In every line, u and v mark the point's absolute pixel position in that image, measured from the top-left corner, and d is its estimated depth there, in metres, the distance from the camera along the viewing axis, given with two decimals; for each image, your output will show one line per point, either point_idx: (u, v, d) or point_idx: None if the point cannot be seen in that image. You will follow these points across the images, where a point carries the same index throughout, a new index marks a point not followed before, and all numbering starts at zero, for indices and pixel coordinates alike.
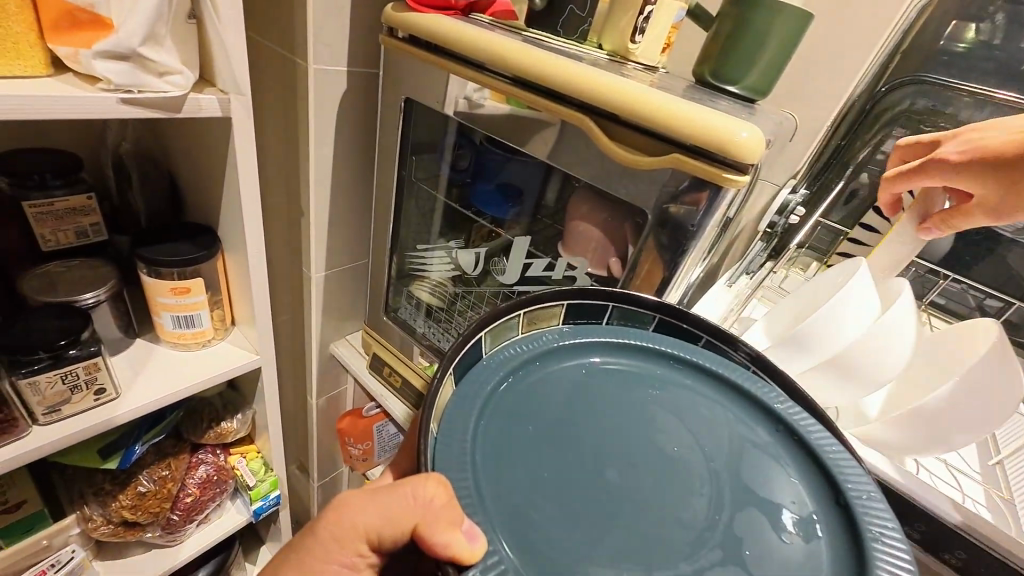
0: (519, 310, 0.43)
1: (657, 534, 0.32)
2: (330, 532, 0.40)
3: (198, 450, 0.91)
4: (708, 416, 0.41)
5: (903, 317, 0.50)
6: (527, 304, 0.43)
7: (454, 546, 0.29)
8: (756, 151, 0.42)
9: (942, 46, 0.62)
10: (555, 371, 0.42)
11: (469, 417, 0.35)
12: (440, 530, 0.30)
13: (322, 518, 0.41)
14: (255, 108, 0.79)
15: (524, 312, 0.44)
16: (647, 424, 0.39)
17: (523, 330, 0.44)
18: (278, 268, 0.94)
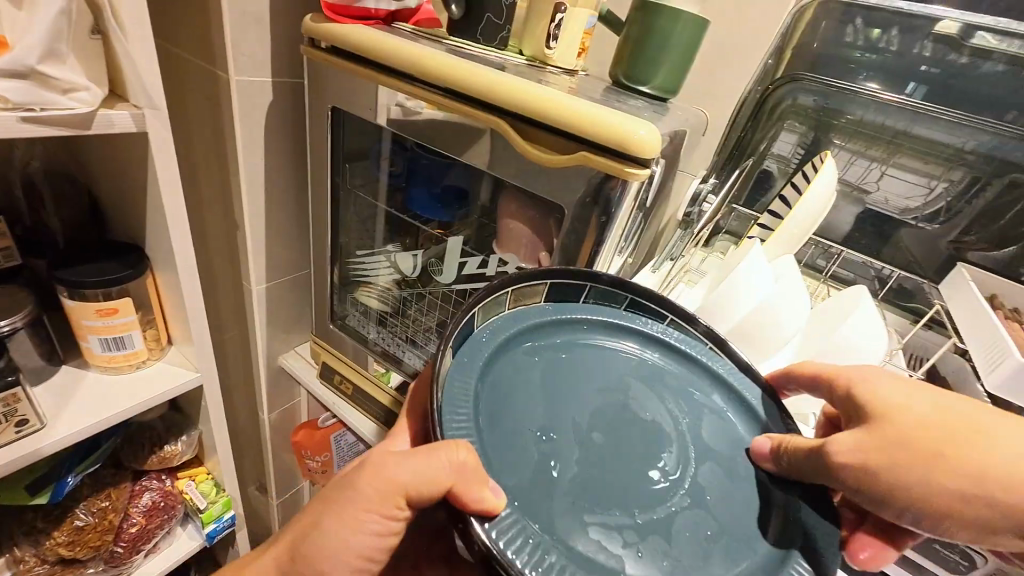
0: (507, 287, 0.45)
1: (638, 487, 0.36)
2: (370, 487, 0.40)
3: (142, 477, 0.88)
4: (675, 385, 0.44)
5: (792, 287, 0.54)
6: (514, 282, 0.45)
7: (487, 499, 0.31)
8: (653, 146, 0.46)
9: (818, 48, 0.68)
10: (536, 349, 0.44)
11: (469, 391, 0.37)
12: (473, 488, 0.31)
13: (361, 474, 0.41)
14: (179, 121, 0.78)
15: (512, 289, 0.45)
16: (626, 392, 0.42)
17: (509, 305, 0.47)
18: (218, 282, 0.92)
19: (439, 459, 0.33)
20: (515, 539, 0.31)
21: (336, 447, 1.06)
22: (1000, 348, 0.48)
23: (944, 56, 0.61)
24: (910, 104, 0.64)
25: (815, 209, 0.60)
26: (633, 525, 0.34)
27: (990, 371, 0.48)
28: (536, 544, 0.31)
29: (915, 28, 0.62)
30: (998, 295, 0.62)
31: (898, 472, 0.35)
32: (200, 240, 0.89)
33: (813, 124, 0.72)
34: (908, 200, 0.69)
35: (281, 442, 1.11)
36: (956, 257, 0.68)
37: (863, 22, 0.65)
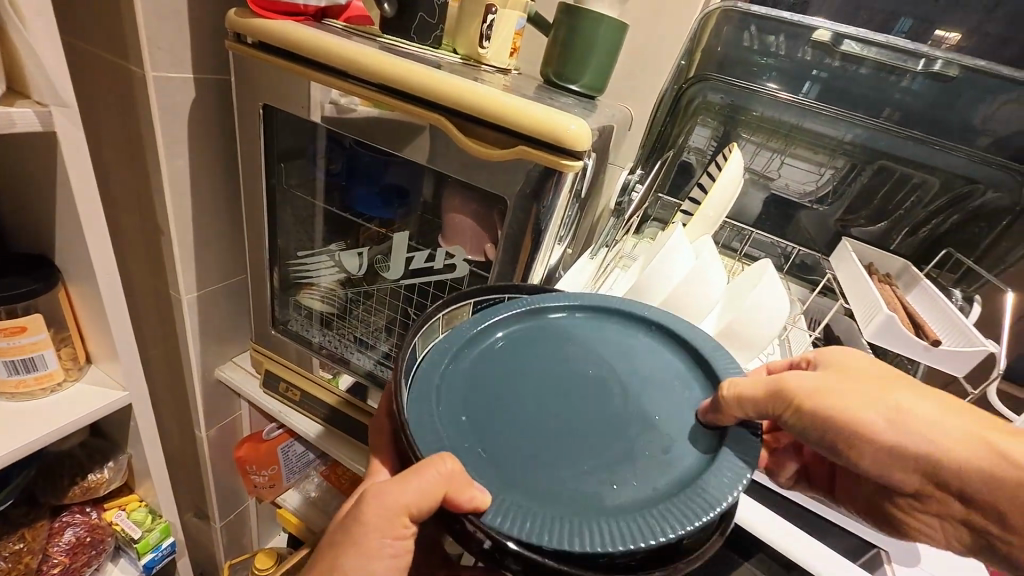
0: (435, 312, 0.49)
1: (597, 433, 0.40)
2: (375, 517, 0.40)
3: (60, 513, 0.80)
4: (597, 337, 0.49)
5: (711, 263, 0.60)
6: (444, 305, 0.50)
7: (475, 500, 0.34)
8: (584, 140, 0.50)
9: (720, 51, 0.75)
10: (482, 350, 0.46)
11: (430, 408, 0.40)
12: (462, 491, 0.34)
13: (363, 509, 0.41)
14: (88, 120, 0.72)
15: (443, 313, 0.50)
16: (567, 356, 0.46)
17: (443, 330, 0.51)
18: (140, 294, 0.86)
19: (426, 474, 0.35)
20: (509, 513, 0.34)
21: (283, 458, 1.02)
22: (874, 304, 0.56)
23: (820, 59, 0.70)
24: (801, 102, 0.73)
25: (726, 194, 0.68)
26: (604, 464, 0.38)
27: (868, 324, 0.56)
28: (527, 510, 0.35)
29: (798, 35, 0.70)
30: (874, 263, 0.74)
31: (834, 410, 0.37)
32: (118, 249, 0.83)
33: (722, 119, 0.80)
34: (804, 185, 0.80)
35: (223, 460, 1.06)
36: (842, 233, 0.80)
37: (757, 29, 0.71)
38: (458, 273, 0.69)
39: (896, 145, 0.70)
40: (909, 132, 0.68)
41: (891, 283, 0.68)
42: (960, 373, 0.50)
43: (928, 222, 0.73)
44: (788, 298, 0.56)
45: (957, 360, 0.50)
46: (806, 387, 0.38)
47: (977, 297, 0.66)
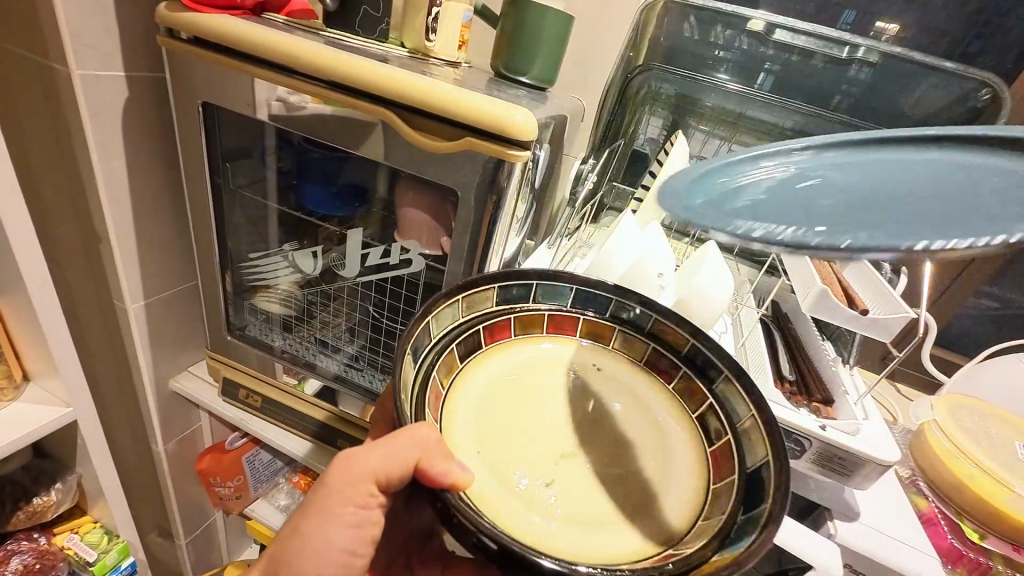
0: (455, 293, 0.48)
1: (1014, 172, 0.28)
2: (346, 477, 0.42)
3: (5, 542, 0.75)
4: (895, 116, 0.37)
5: (659, 248, 0.62)
6: (462, 290, 0.49)
7: (452, 475, 0.36)
8: (531, 130, 0.50)
9: (664, 42, 0.77)
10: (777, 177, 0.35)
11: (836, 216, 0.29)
12: (440, 462, 0.36)
13: (331, 472, 0.43)
14: (10, 124, 0.68)
15: (462, 295, 0.49)
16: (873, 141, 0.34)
17: (462, 315, 0.50)
18: (81, 304, 0.81)
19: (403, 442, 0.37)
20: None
21: (249, 468, 1.00)
22: (809, 279, 0.59)
23: (755, 48, 0.73)
24: (747, 93, 0.75)
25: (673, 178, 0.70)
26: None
27: (804, 297, 0.59)
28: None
29: (734, 25, 0.72)
30: None
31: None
32: (54, 259, 0.78)
33: (670, 109, 0.82)
34: None
35: (184, 474, 1.02)
36: None
37: (695, 20, 0.74)
38: (415, 268, 0.69)
39: (827, 130, 0.74)
40: (840, 116, 0.72)
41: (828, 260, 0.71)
42: (886, 337, 0.53)
43: None
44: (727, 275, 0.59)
45: (879, 327, 0.53)
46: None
47: (903, 269, 0.72)
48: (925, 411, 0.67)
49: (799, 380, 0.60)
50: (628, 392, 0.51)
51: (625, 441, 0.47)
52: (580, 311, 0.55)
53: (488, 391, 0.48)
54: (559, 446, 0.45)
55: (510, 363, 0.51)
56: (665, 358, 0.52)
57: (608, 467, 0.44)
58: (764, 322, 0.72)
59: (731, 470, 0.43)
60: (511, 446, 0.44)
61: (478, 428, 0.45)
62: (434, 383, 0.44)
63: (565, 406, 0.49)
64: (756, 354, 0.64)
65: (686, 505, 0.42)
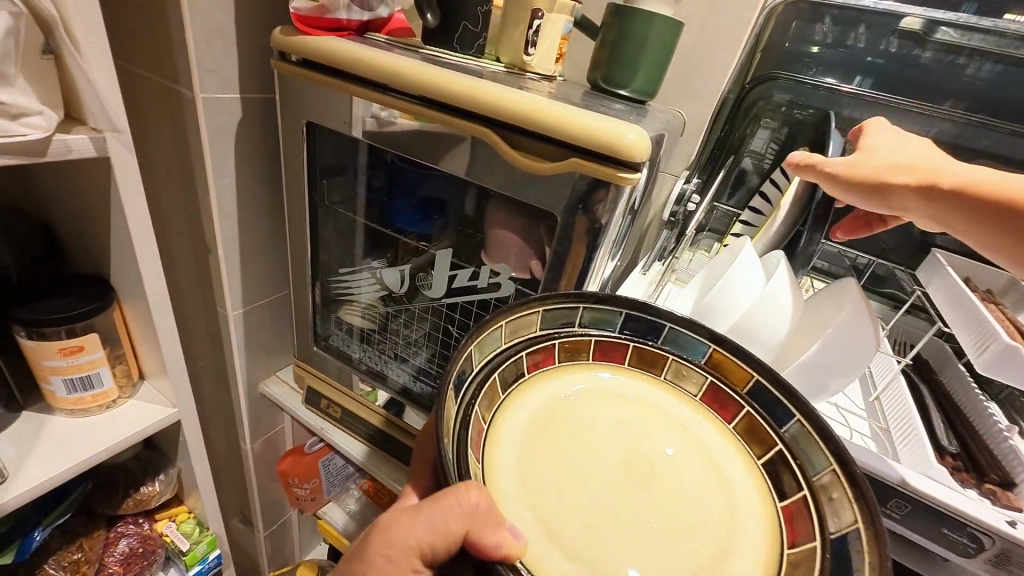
0: (499, 318, 0.43)
1: None
2: (393, 541, 0.38)
3: (116, 523, 0.82)
4: None
5: (787, 284, 0.52)
6: (505, 315, 0.43)
7: (505, 544, 0.31)
8: (643, 150, 0.46)
9: (788, 47, 0.69)
10: None
11: None
12: (490, 531, 0.31)
13: (373, 542, 0.39)
14: (142, 144, 0.74)
15: (506, 321, 0.43)
16: None
17: (506, 341, 0.44)
18: (189, 307, 0.87)
19: (448, 506, 0.32)
20: None
21: (325, 472, 1.02)
22: (985, 326, 0.48)
23: (908, 51, 0.63)
24: (882, 99, 0.65)
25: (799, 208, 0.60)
26: None
27: (978, 352, 0.48)
28: None
29: (879, 25, 0.64)
30: (972, 278, 0.64)
31: (919, 166, 0.45)
32: (170, 265, 0.85)
33: (788, 121, 0.73)
34: None
35: (267, 472, 1.07)
36: (930, 244, 0.70)
37: (831, 21, 0.66)
38: (503, 293, 0.66)
39: (999, 143, 0.61)
40: (1015, 126, 0.59)
41: (997, 302, 0.59)
42: None
43: None
44: (862, 325, 0.48)
45: None
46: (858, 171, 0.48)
47: None
48: None
49: (962, 454, 0.49)
50: (681, 429, 0.44)
51: (684, 490, 0.40)
52: (629, 337, 0.49)
53: (530, 423, 0.42)
54: (611, 487, 0.38)
55: (552, 391, 0.45)
56: (726, 394, 0.46)
57: (672, 521, 0.37)
58: (905, 372, 0.61)
59: (810, 534, 0.36)
60: (557, 488, 0.37)
61: (522, 465, 0.38)
62: (476, 417, 0.38)
63: (614, 441, 0.42)
64: (899, 414, 0.53)
65: (759, 567, 0.35)
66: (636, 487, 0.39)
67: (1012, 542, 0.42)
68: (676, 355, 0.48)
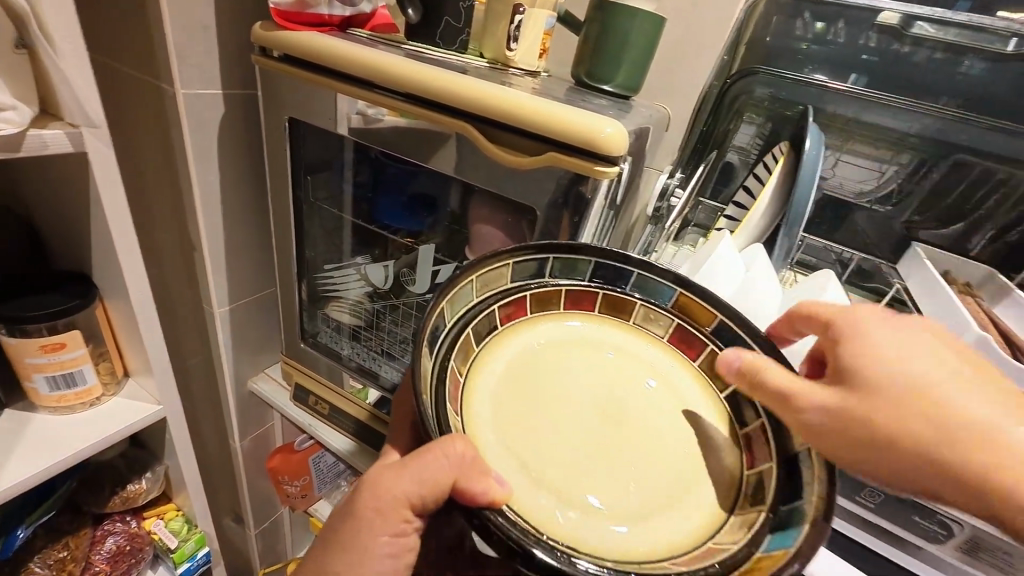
0: (469, 273, 0.43)
1: None
2: (381, 495, 0.38)
3: (103, 522, 0.82)
4: None
5: (766, 277, 0.53)
6: (476, 269, 0.44)
7: (491, 492, 0.32)
8: (621, 143, 0.46)
9: (769, 42, 0.69)
10: None
11: None
12: (476, 481, 0.32)
13: (361, 497, 0.40)
14: (126, 141, 0.74)
15: (477, 276, 0.44)
16: None
17: (477, 295, 0.45)
18: (176, 305, 0.87)
19: (434, 455, 0.33)
20: None
21: (315, 469, 1.03)
22: (959, 319, 0.48)
23: (887, 46, 0.63)
24: (862, 94, 0.65)
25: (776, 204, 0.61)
26: None
27: (951, 344, 0.48)
28: None
29: (858, 20, 0.64)
30: (951, 271, 0.65)
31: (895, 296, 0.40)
32: (156, 263, 0.85)
33: (772, 117, 0.73)
34: (862, 184, 0.71)
35: (257, 470, 1.07)
36: (911, 238, 0.71)
37: (811, 16, 0.66)
38: None
39: (977, 138, 0.62)
40: (991, 121, 0.60)
41: (974, 295, 0.59)
42: None
43: (1018, 224, 0.64)
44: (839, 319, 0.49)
45: None
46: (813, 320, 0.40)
47: None
48: None
49: None
50: (651, 371, 0.47)
51: (654, 426, 0.42)
52: (601, 284, 0.50)
53: (505, 375, 0.43)
54: (585, 431, 0.41)
55: (525, 342, 0.46)
56: (691, 335, 0.48)
57: (643, 456, 0.40)
58: None
59: (769, 455, 0.39)
60: (533, 434, 0.39)
61: (498, 415, 0.40)
62: (453, 370, 0.40)
63: (586, 387, 0.44)
64: None
65: (722, 486, 0.39)
66: (608, 429, 0.41)
67: (981, 530, 0.43)
68: (645, 300, 0.50)
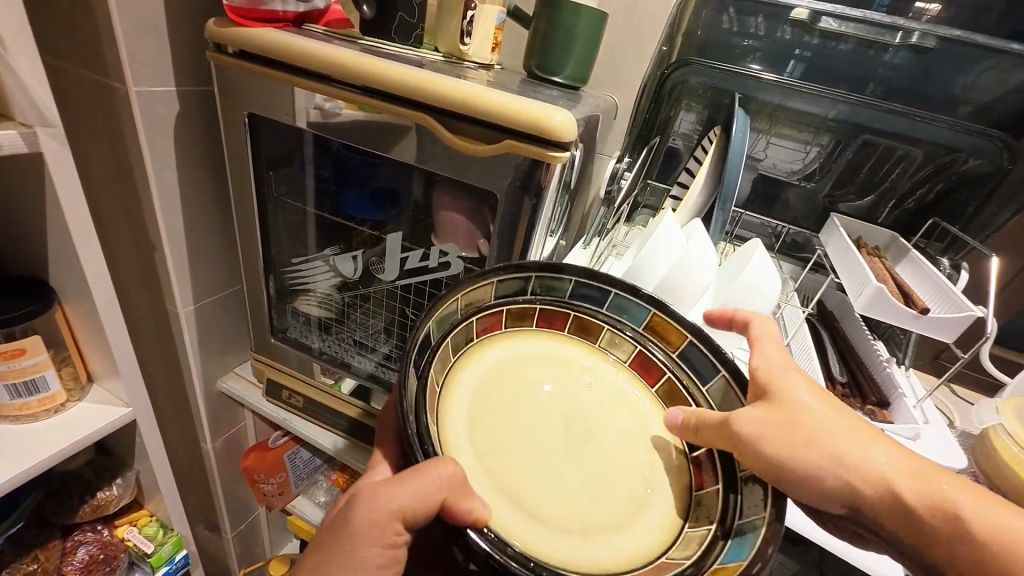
0: (455, 293, 0.48)
1: None
2: (378, 504, 0.39)
3: (72, 533, 0.81)
4: None
5: (704, 249, 0.59)
6: (463, 288, 0.49)
7: (475, 511, 0.36)
8: (570, 131, 0.50)
9: (700, 36, 0.75)
10: None
11: None
12: (463, 501, 0.36)
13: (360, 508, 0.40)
14: (74, 141, 0.72)
15: (462, 293, 0.49)
16: None
17: (462, 311, 0.49)
18: (136, 308, 0.86)
19: (430, 478, 0.36)
20: None
21: (291, 465, 1.03)
22: (863, 274, 0.56)
23: (799, 38, 0.71)
24: (782, 82, 0.72)
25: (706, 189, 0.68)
26: None
27: (858, 295, 0.56)
28: None
29: (775, 15, 0.70)
30: (862, 237, 0.75)
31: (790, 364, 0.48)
32: (112, 265, 0.83)
33: (707, 104, 0.79)
34: (791, 164, 0.79)
35: (230, 471, 1.06)
36: (830, 210, 0.80)
37: (734, 11, 0.72)
38: (453, 271, 0.70)
39: (878, 119, 0.70)
40: (889, 104, 0.68)
41: (881, 256, 0.68)
42: (948, 338, 0.51)
43: (913, 193, 0.74)
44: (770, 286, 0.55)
45: (942, 326, 0.51)
46: (749, 424, 0.43)
47: (963, 265, 0.68)
48: (991, 416, 0.64)
49: (850, 382, 0.59)
50: (611, 392, 0.52)
51: (614, 444, 0.48)
52: (572, 307, 0.55)
53: (478, 390, 0.48)
54: (551, 446, 0.46)
55: (496, 361, 0.51)
56: (652, 360, 0.53)
57: (602, 471, 0.45)
58: (810, 321, 0.70)
59: (713, 479, 0.45)
60: (505, 450, 0.45)
61: (470, 428, 0.45)
62: (432, 381, 0.45)
63: (550, 405, 0.49)
64: (803, 354, 0.62)
65: (672, 504, 0.44)
66: (570, 443, 0.47)
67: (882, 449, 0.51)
68: (611, 325, 0.54)
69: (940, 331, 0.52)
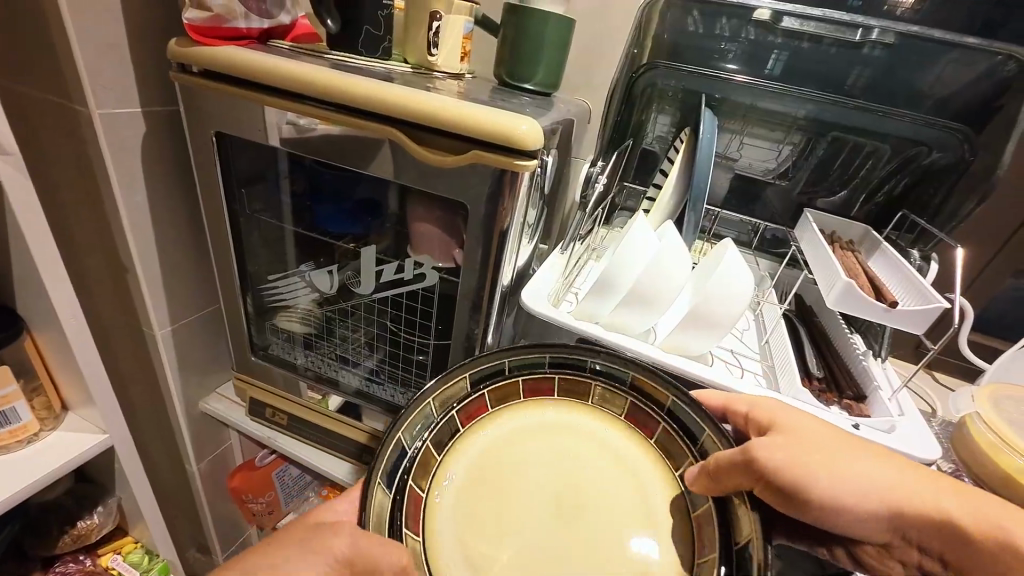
0: (425, 399, 0.50)
1: None
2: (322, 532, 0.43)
3: (53, 564, 0.79)
4: None
5: (676, 252, 0.59)
6: (430, 393, 0.50)
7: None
8: (536, 139, 0.50)
9: (668, 38, 0.76)
10: None
11: None
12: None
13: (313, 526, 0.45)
14: (39, 167, 0.71)
15: (432, 397, 0.50)
16: None
17: (438, 412, 0.51)
18: (113, 331, 0.84)
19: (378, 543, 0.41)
20: None
21: (279, 483, 1.01)
22: (833, 270, 0.57)
23: (764, 38, 0.71)
24: (751, 82, 0.73)
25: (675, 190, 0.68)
26: None
27: (829, 290, 0.56)
28: None
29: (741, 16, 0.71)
30: (835, 231, 0.77)
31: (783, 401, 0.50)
32: (86, 290, 0.82)
33: (679, 105, 0.80)
34: (765, 163, 0.80)
35: (218, 492, 1.05)
36: (805, 205, 0.80)
37: (699, 13, 0.72)
38: (429, 282, 0.70)
39: (845, 115, 0.71)
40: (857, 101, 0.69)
41: (853, 249, 0.69)
42: (917, 329, 0.52)
43: (883, 186, 0.75)
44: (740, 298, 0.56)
45: (915, 317, 0.51)
46: (772, 456, 0.42)
47: (932, 255, 0.69)
48: (967, 402, 0.65)
49: (827, 377, 0.59)
50: (613, 457, 0.51)
51: (610, 521, 0.47)
52: (557, 369, 0.54)
53: (469, 475, 0.50)
54: (539, 531, 0.46)
55: (488, 438, 0.52)
56: (643, 414, 0.52)
57: (593, 552, 0.45)
58: (788, 317, 0.71)
59: (712, 543, 0.44)
60: (493, 536, 0.46)
61: (456, 521, 0.47)
62: (411, 486, 0.47)
63: (543, 482, 0.49)
64: (781, 350, 0.62)
65: None
66: (560, 523, 0.47)
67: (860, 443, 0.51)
68: (602, 385, 0.53)
69: (909, 325, 0.52)
